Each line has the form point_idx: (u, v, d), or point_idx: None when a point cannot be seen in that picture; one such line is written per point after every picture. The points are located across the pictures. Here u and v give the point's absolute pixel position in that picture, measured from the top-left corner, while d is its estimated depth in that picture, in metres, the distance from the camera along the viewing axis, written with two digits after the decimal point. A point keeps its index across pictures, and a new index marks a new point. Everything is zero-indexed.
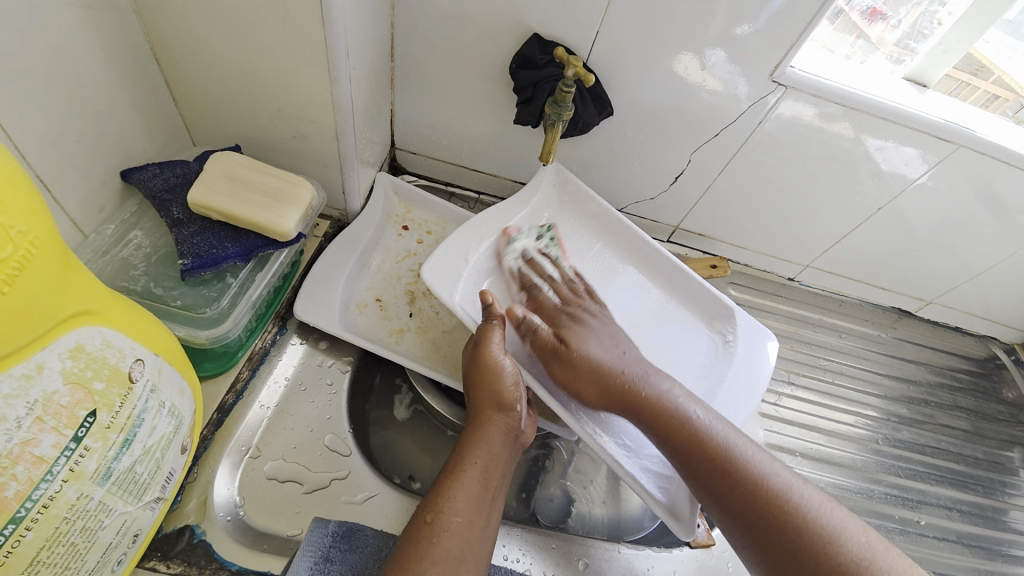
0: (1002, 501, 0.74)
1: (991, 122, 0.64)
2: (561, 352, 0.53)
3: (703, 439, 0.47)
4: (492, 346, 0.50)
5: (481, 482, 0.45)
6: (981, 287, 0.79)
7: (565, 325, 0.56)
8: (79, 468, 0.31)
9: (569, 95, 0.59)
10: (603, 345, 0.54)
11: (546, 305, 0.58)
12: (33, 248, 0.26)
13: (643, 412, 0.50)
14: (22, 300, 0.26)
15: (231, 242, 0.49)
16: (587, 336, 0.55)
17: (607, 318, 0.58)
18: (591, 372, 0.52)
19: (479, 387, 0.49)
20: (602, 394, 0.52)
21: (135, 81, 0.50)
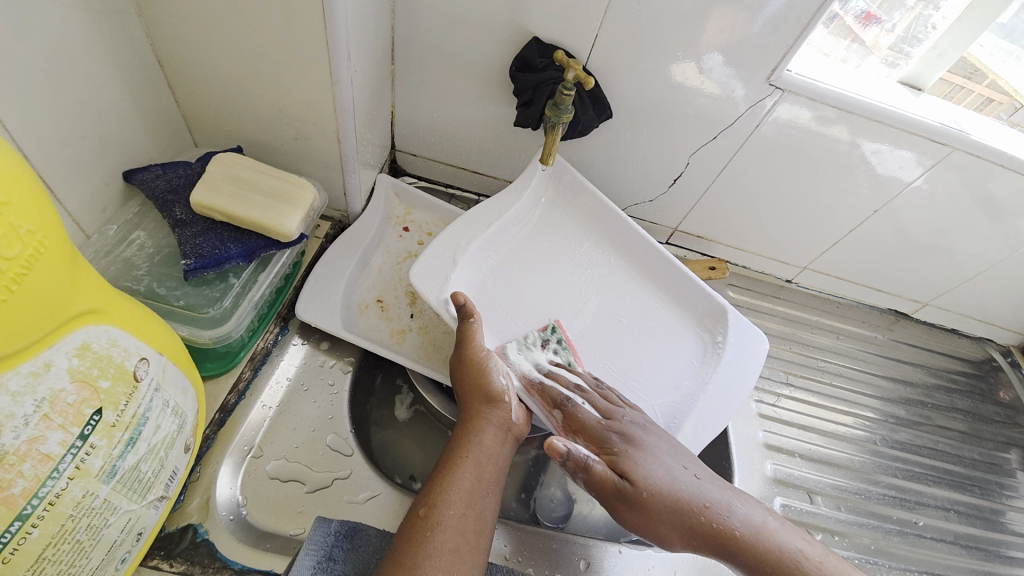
0: (999, 501, 0.74)
1: (985, 126, 0.65)
2: (635, 500, 0.47)
3: (796, 572, 0.45)
4: (473, 339, 0.52)
5: (473, 475, 0.45)
6: (976, 288, 0.80)
7: (619, 449, 0.50)
8: (85, 466, 0.31)
9: (569, 97, 0.59)
10: (670, 469, 0.49)
11: (587, 424, 0.52)
12: (42, 247, 0.27)
13: (728, 548, 0.46)
14: (32, 298, 0.26)
15: (234, 242, 0.50)
16: (646, 458, 0.49)
17: (653, 430, 0.53)
18: (670, 514, 0.47)
19: (467, 381, 0.51)
20: (687, 537, 0.47)
21: (139, 83, 0.51)
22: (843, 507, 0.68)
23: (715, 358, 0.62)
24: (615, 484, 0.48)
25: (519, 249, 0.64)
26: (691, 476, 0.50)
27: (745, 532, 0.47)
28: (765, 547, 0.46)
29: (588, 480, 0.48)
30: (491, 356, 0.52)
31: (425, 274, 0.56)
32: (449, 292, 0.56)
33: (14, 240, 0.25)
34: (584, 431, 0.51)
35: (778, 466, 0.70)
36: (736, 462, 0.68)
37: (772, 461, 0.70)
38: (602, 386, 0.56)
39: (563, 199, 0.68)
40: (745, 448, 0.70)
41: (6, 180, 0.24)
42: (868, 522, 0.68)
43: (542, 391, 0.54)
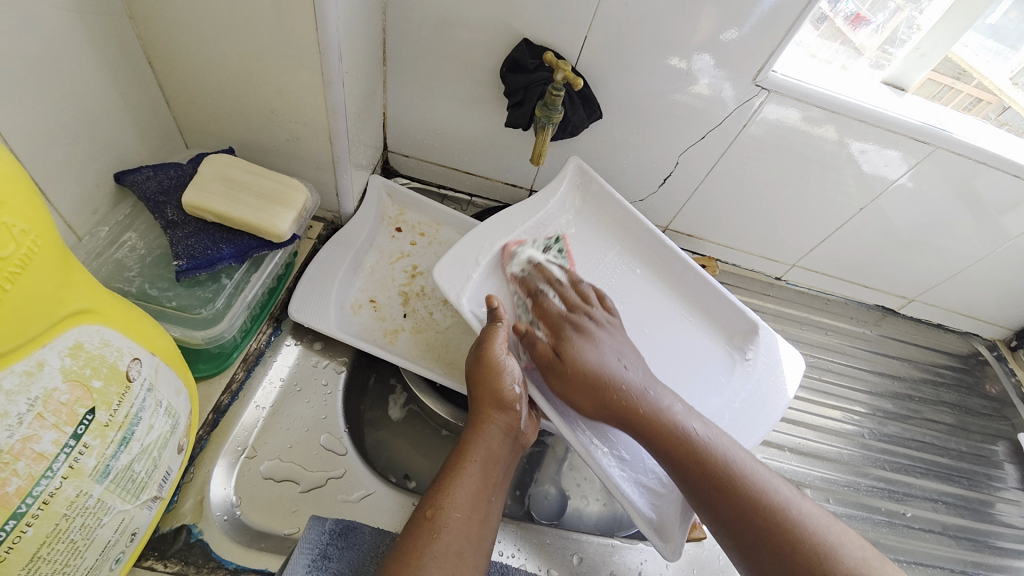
0: (985, 492, 0.76)
1: (966, 124, 0.66)
2: (559, 367, 0.52)
3: (729, 478, 0.46)
4: (496, 347, 0.51)
5: (479, 481, 0.45)
6: (960, 284, 0.82)
7: (568, 334, 0.54)
8: (78, 465, 0.31)
9: (558, 98, 0.60)
10: (603, 356, 0.53)
11: (552, 312, 0.57)
12: (35, 247, 0.27)
13: (668, 447, 0.48)
14: (24, 298, 0.26)
15: (226, 243, 0.50)
16: (588, 346, 0.53)
17: (611, 330, 0.56)
18: (589, 384, 0.51)
19: (481, 387, 0.49)
20: (598, 406, 0.51)
21: (130, 84, 0.51)
22: (833, 499, 0.69)
23: (748, 371, 0.63)
24: (552, 360, 0.52)
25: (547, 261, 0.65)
26: (630, 372, 0.53)
27: (692, 436, 0.48)
28: (708, 456, 0.47)
29: (532, 356, 0.54)
30: (509, 361, 0.51)
31: (448, 275, 0.57)
32: (472, 296, 0.57)
33: (8, 239, 0.25)
34: (547, 318, 0.56)
35: (768, 460, 0.71)
36: None
37: (763, 455, 0.71)
38: (586, 288, 0.60)
39: (590, 208, 0.69)
40: None
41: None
42: (857, 514, 0.69)
43: (525, 282, 0.59)
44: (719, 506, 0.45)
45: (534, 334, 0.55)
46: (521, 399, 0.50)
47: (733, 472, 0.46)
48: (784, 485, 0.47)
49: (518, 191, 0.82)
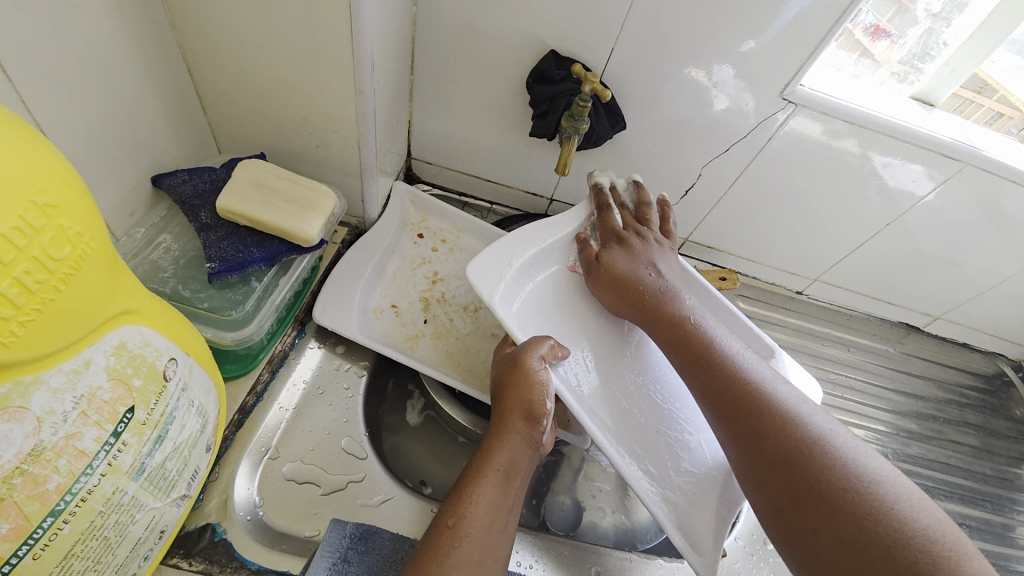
0: (1011, 517, 0.74)
1: (997, 141, 0.65)
2: (596, 267, 0.59)
3: (760, 399, 0.46)
4: (533, 357, 0.51)
5: (501, 493, 0.45)
6: (987, 303, 0.80)
7: (614, 245, 0.60)
8: (116, 463, 0.32)
9: (585, 109, 0.61)
10: (639, 266, 0.58)
11: (611, 222, 0.62)
12: (88, 250, 0.28)
13: (703, 367, 0.50)
14: (76, 299, 0.27)
15: (257, 247, 0.51)
16: (625, 257, 0.59)
17: (659, 251, 0.61)
18: (615, 283, 0.57)
19: (511, 396, 0.50)
20: (622, 303, 0.57)
21: (168, 90, 0.52)
22: None
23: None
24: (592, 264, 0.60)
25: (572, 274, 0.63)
26: (662, 281, 0.58)
27: (731, 360, 0.49)
28: (745, 381, 0.47)
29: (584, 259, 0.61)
30: (544, 373, 0.51)
31: (482, 272, 0.57)
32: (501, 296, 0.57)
33: (63, 242, 0.26)
34: (606, 228, 0.62)
35: None
36: None
37: None
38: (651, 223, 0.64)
39: None
40: None
41: (57, 185, 0.25)
42: None
43: (598, 193, 0.65)
44: (744, 426, 0.45)
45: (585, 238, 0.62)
46: (547, 416, 0.50)
47: (786, 417, 0.44)
48: (830, 425, 0.44)
49: (538, 199, 0.82)
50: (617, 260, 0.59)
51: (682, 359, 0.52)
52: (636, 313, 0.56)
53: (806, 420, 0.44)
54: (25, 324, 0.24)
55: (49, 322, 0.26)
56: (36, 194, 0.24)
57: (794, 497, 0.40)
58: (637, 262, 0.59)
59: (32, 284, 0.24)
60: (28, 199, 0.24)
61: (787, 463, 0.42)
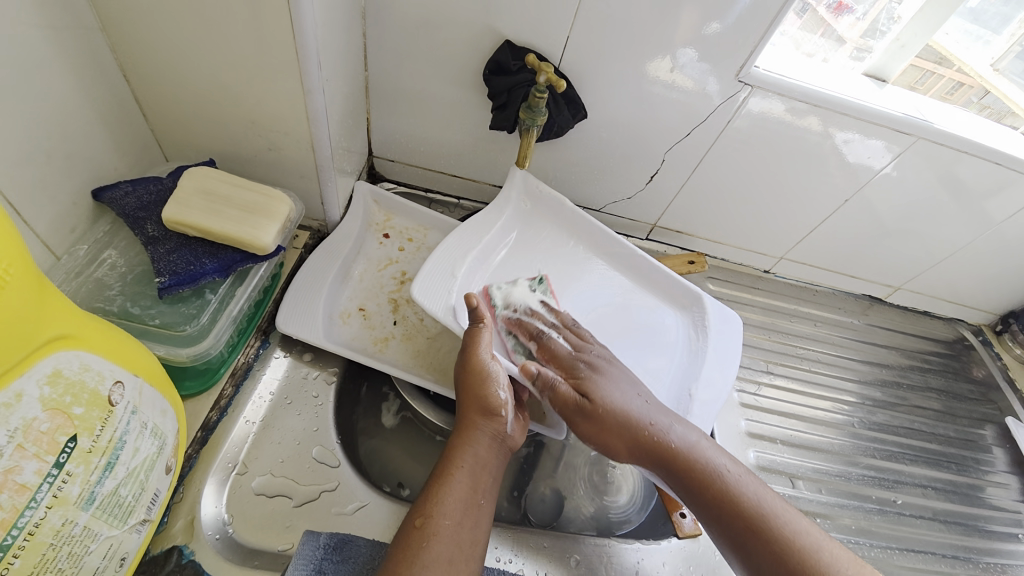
0: (975, 476, 0.77)
1: (948, 114, 0.67)
2: (571, 410, 0.53)
3: (755, 516, 0.46)
4: (478, 351, 0.50)
5: (469, 487, 0.45)
6: (945, 271, 0.83)
7: (584, 374, 0.55)
8: (62, 494, 0.30)
9: (542, 100, 0.60)
10: (627, 393, 0.53)
11: (551, 349, 0.57)
12: (8, 275, 0.26)
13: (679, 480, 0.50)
14: None
15: (209, 257, 0.49)
16: (608, 385, 0.54)
17: (618, 363, 0.57)
18: (617, 424, 0.51)
19: (465, 391, 0.50)
20: (632, 449, 0.51)
21: (105, 96, 0.50)
22: (825, 490, 0.70)
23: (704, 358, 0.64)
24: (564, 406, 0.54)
25: (516, 265, 0.65)
26: (654, 410, 0.53)
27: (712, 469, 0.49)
28: (730, 487, 0.48)
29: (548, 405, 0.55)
30: (493, 364, 0.50)
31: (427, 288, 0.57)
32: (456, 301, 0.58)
33: None
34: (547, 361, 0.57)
35: (761, 453, 0.71)
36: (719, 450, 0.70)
37: (755, 447, 0.71)
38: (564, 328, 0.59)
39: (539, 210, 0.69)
40: (729, 437, 0.71)
41: None
42: (849, 503, 0.69)
43: (522, 325, 0.58)
44: None
45: (550, 375, 0.54)
46: (505, 404, 0.50)
47: None
48: (829, 546, 0.45)
49: None
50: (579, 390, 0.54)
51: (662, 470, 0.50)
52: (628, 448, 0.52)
53: None
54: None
55: None
56: None
57: None
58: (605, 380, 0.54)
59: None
60: None
61: None
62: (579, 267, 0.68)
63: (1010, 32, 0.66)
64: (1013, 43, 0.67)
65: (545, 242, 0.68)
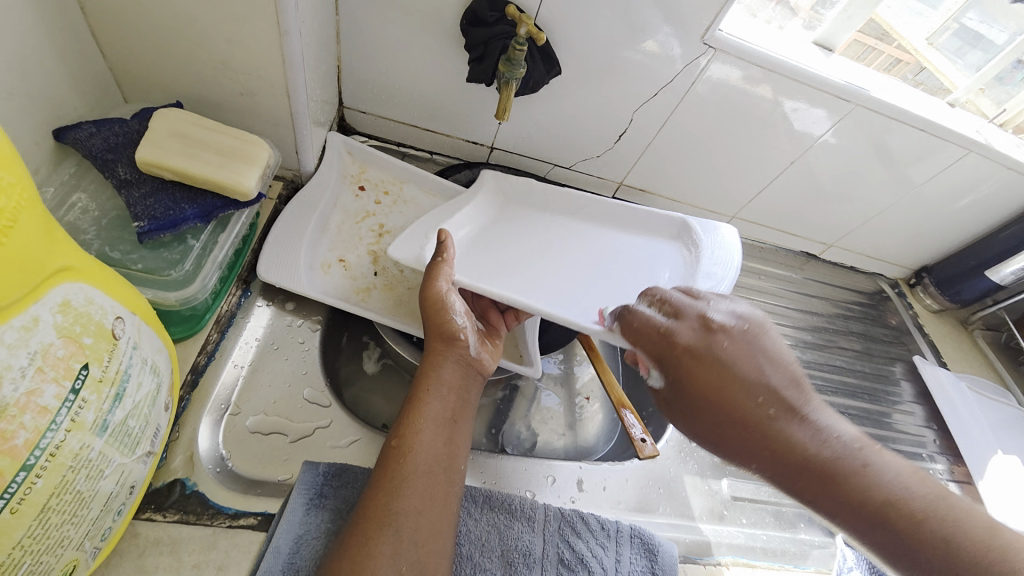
0: (886, 406, 0.89)
1: (884, 83, 0.74)
2: (685, 398, 0.48)
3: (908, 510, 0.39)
4: (433, 283, 0.53)
5: (440, 407, 0.48)
6: (871, 230, 0.93)
7: (704, 358, 0.47)
8: (79, 419, 0.31)
9: (521, 53, 0.61)
10: (747, 388, 0.45)
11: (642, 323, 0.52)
12: (22, 201, 0.26)
13: (831, 499, 0.41)
14: (16, 253, 0.26)
15: (188, 203, 0.48)
16: (728, 372, 0.46)
17: (742, 334, 0.48)
18: (734, 426, 0.45)
19: (428, 320, 0.52)
20: (753, 456, 0.44)
21: (60, 27, 0.47)
22: None
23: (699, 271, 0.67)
24: (682, 403, 0.48)
25: (497, 237, 0.71)
26: (775, 399, 0.45)
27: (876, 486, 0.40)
28: (909, 508, 0.39)
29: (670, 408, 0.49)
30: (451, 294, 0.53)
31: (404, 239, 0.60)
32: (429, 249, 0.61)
33: None
34: (665, 355, 0.49)
35: None
36: None
37: None
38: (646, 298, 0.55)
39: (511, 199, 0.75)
40: None
41: None
42: None
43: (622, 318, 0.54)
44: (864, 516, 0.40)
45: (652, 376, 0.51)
46: (465, 329, 0.53)
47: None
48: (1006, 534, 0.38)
49: (477, 148, 0.83)
50: (700, 396, 0.46)
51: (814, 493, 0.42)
52: (776, 468, 0.43)
53: None
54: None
55: None
56: None
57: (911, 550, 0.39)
58: (735, 374, 0.46)
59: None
60: None
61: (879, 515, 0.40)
62: (562, 229, 0.73)
63: (946, 7, 0.73)
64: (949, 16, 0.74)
65: (526, 218, 0.73)
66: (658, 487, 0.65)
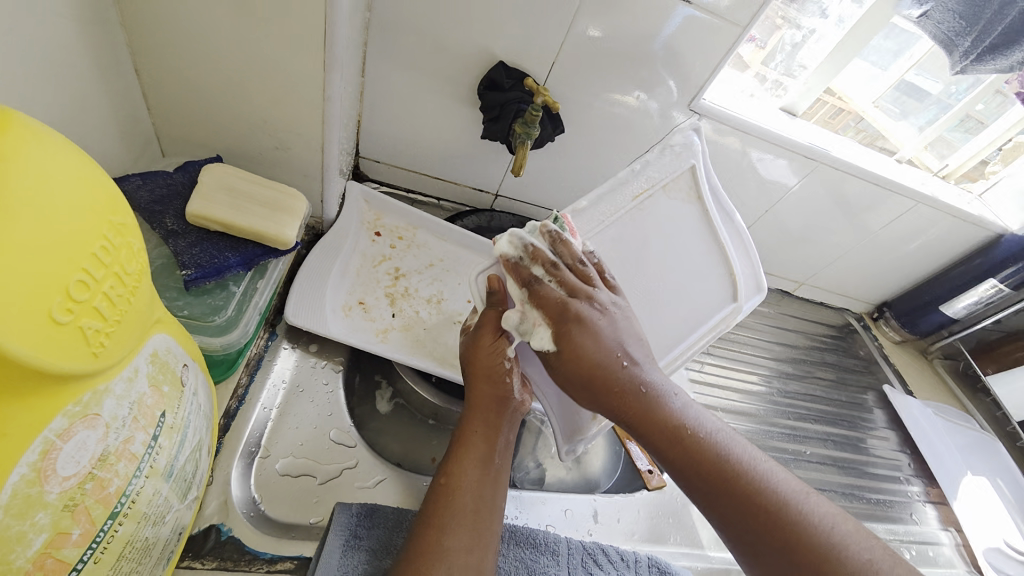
0: (863, 433, 0.95)
1: (841, 143, 0.85)
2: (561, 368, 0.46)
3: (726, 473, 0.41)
4: (488, 331, 0.52)
5: (485, 450, 0.50)
6: (836, 270, 1.04)
7: (579, 314, 0.47)
8: (155, 465, 0.33)
9: (537, 117, 0.69)
10: (607, 346, 0.46)
11: (552, 301, 0.48)
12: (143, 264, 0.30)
13: (767, 537, 0.39)
14: (136, 311, 0.29)
15: (231, 251, 0.51)
16: (587, 336, 0.46)
17: (621, 309, 0.50)
18: (586, 372, 0.45)
19: (474, 364, 0.53)
20: (594, 400, 0.46)
21: (116, 91, 0.50)
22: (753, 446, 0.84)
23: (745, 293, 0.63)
24: (568, 382, 0.46)
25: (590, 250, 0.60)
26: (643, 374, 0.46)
27: (758, 485, 0.41)
28: (803, 537, 0.38)
29: (572, 391, 0.47)
30: (503, 342, 0.53)
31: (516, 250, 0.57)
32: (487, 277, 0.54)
33: (131, 257, 0.28)
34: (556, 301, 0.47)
35: None
36: None
37: None
38: (607, 289, 0.51)
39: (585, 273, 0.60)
40: None
41: (121, 205, 0.27)
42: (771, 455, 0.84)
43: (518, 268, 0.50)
44: (720, 500, 0.41)
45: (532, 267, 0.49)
46: (511, 371, 0.52)
47: (777, 507, 0.39)
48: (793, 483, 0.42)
49: (484, 195, 0.89)
50: (581, 390, 0.46)
51: (769, 564, 0.39)
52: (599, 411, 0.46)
53: (764, 478, 0.41)
54: (110, 334, 0.26)
55: (122, 331, 0.27)
56: (110, 213, 0.26)
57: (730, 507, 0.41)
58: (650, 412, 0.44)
59: (114, 296, 0.26)
60: (105, 219, 0.26)
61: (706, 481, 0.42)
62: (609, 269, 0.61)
63: (892, 72, 0.81)
64: (894, 80, 0.82)
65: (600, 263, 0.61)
66: (668, 517, 0.68)
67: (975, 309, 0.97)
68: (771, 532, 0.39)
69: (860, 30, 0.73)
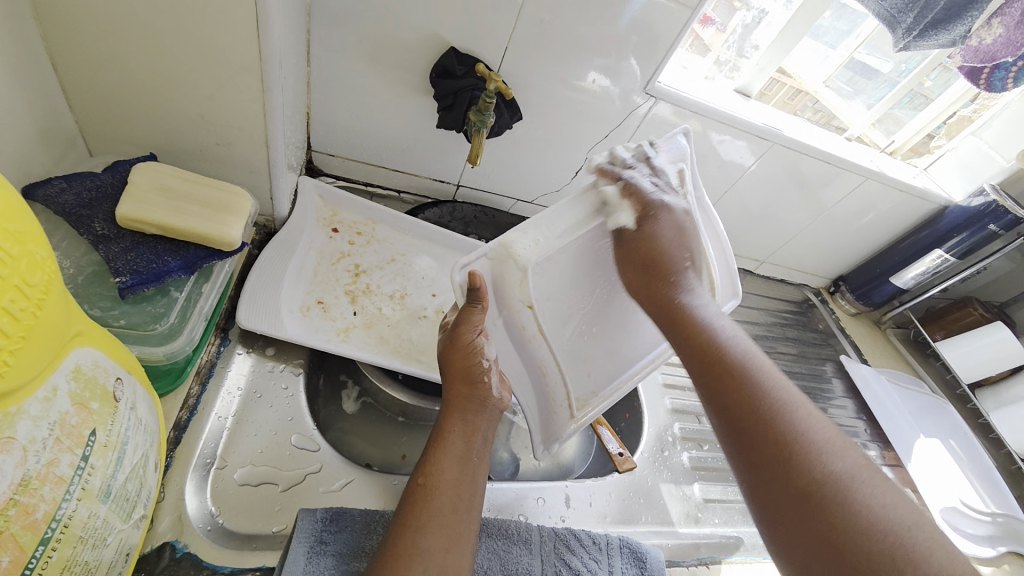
0: (823, 403, 0.99)
1: (793, 122, 0.86)
2: (630, 256, 0.58)
3: (750, 394, 0.45)
4: (469, 329, 0.51)
5: (464, 446, 0.50)
6: (794, 247, 1.07)
7: (651, 216, 0.58)
8: (88, 486, 0.31)
9: (491, 104, 0.67)
10: (670, 239, 0.59)
11: (641, 192, 0.58)
12: (51, 274, 0.27)
13: (767, 443, 0.42)
14: (45, 325, 0.27)
15: (171, 255, 0.48)
16: (659, 226, 0.59)
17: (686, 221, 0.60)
18: (640, 262, 0.58)
19: (453, 363, 0.52)
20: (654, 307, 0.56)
21: (30, 88, 0.46)
22: None
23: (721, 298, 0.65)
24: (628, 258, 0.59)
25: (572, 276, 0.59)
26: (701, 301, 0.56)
27: (772, 396, 0.45)
28: (801, 448, 0.41)
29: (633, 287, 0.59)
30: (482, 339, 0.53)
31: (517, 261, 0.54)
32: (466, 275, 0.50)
33: (35, 267, 0.26)
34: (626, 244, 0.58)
35: (675, 400, 0.85)
36: (644, 399, 0.82)
37: (670, 395, 0.85)
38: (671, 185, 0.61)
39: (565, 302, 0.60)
40: (649, 388, 0.84)
41: (20, 210, 0.25)
42: None
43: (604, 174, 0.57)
44: (739, 417, 0.44)
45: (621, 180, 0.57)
46: (487, 370, 0.53)
47: (785, 428, 0.42)
48: (817, 428, 0.43)
49: (445, 186, 0.87)
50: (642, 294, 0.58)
51: (762, 473, 0.41)
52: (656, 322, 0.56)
53: (786, 409, 0.43)
54: (14, 352, 0.24)
55: (28, 347, 0.25)
56: (7, 221, 0.24)
57: (746, 427, 0.44)
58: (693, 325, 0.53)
59: (17, 310, 0.24)
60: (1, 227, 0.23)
61: (726, 395, 0.46)
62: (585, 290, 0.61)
63: (843, 48, 0.83)
64: (844, 59, 0.84)
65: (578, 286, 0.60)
66: (639, 498, 0.70)
67: (923, 279, 1.01)
68: (773, 449, 0.41)
69: (807, 8, 0.73)
